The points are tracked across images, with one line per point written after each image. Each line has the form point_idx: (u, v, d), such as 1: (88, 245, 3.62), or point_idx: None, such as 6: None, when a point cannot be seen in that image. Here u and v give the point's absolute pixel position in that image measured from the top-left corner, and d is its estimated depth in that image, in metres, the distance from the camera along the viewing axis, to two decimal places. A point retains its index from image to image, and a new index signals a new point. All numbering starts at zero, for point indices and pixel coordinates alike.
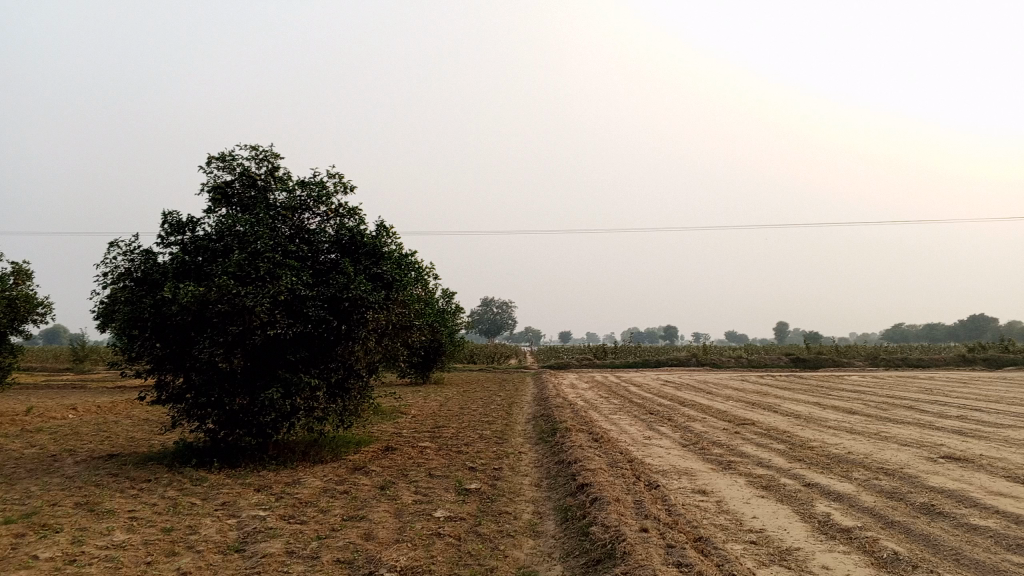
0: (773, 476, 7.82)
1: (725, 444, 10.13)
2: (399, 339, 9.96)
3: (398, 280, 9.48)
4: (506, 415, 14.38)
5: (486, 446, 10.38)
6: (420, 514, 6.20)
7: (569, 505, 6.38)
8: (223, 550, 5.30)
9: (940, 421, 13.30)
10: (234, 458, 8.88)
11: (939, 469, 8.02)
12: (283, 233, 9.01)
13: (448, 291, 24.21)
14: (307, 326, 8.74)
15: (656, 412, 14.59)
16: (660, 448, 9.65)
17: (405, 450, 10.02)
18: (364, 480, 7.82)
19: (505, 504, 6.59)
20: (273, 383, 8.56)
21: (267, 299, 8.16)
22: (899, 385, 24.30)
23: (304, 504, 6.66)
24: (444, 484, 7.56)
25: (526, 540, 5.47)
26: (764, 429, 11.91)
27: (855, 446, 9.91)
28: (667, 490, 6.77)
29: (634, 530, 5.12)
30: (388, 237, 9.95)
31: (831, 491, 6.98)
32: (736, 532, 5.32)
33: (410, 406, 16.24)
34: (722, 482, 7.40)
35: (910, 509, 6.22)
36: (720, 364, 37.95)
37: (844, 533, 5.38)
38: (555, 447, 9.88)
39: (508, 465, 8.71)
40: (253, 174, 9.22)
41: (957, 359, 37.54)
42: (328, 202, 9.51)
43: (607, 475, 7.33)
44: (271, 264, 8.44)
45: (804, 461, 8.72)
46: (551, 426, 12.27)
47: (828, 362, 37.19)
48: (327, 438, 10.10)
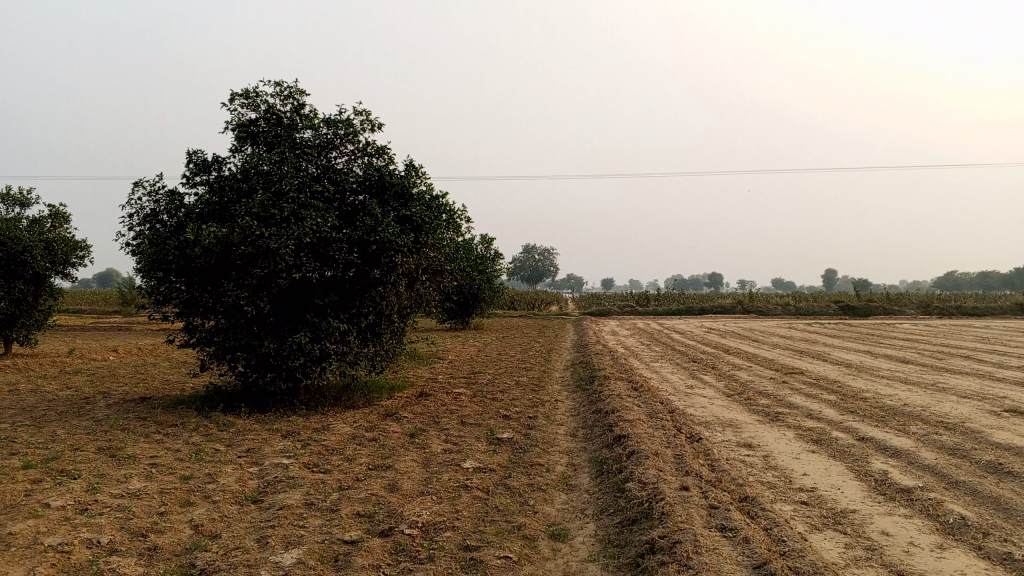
0: (824, 430, 7.37)
1: (772, 395, 9.68)
2: (429, 284, 9.63)
3: (429, 222, 9.09)
4: (545, 361, 14.08)
5: (522, 393, 10.05)
6: (448, 465, 5.89)
7: (606, 457, 6.02)
8: (240, 501, 5.07)
9: (1000, 372, 12.64)
10: (263, 402, 8.68)
11: (1004, 424, 7.49)
12: (309, 172, 8.65)
13: (487, 236, 23.87)
14: (335, 269, 8.43)
15: (699, 360, 14.15)
16: (703, 398, 9.24)
17: (438, 396, 9.76)
18: (393, 428, 7.55)
19: (537, 455, 6.26)
20: (301, 328, 8.29)
21: (292, 241, 7.83)
22: (952, 334, 23.48)
23: (329, 453, 6.41)
24: (476, 432, 7.26)
25: (558, 495, 5.13)
26: (813, 379, 11.42)
27: (910, 398, 9.38)
28: (710, 443, 6.38)
29: (674, 488, 4.73)
30: (418, 177, 9.54)
31: (887, 446, 6.52)
32: (785, 492, 4.90)
33: (447, 352, 16.04)
34: (769, 436, 6.97)
35: (976, 468, 5.74)
36: (765, 312, 37.19)
37: (904, 494, 4.93)
38: (593, 395, 9.54)
39: (544, 414, 8.38)
40: (279, 112, 8.82)
41: (1014, 307, 36.28)
42: (356, 140, 9.10)
43: (646, 426, 6.95)
44: (296, 204, 8.10)
45: (857, 414, 8.24)
46: (590, 373, 11.92)
47: (878, 310, 36.20)
48: (359, 383, 9.88)
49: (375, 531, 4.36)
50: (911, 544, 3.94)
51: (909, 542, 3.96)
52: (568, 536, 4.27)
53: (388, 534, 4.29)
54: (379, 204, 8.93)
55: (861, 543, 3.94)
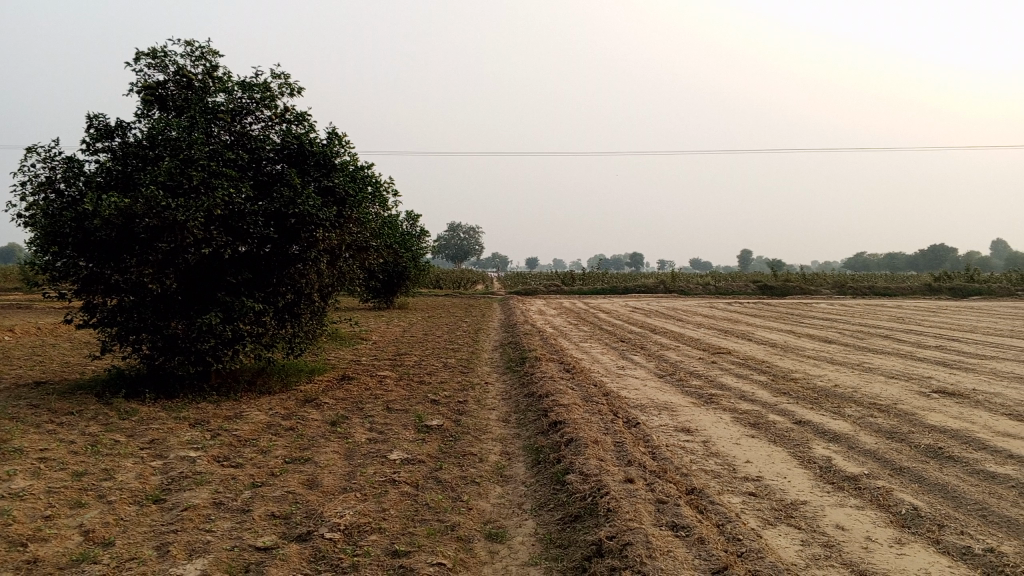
0: (760, 412, 7.22)
1: (704, 376, 9.54)
2: (352, 261, 9.12)
3: (352, 194, 8.58)
4: (473, 342, 13.72)
5: (450, 376, 9.66)
6: (372, 456, 5.47)
7: (541, 445, 5.70)
8: (139, 501, 4.55)
9: (920, 352, 12.89)
10: (171, 387, 8.02)
11: (935, 406, 7.49)
12: (221, 139, 8.01)
13: (413, 212, 23.29)
14: (249, 244, 7.85)
15: (627, 340, 13.99)
16: (636, 380, 9.03)
17: (362, 380, 9.30)
18: (313, 415, 7.06)
19: (469, 444, 5.89)
20: (212, 308, 7.68)
21: (201, 213, 7.23)
22: (868, 314, 24.10)
23: (242, 444, 5.90)
24: (403, 419, 6.84)
25: (493, 488, 4.77)
26: (741, 359, 11.37)
27: (839, 379, 9.38)
28: (648, 429, 6.12)
29: (618, 481, 4.43)
30: (340, 146, 9.00)
31: (826, 430, 6.40)
32: (732, 482, 4.67)
33: (370, 332, 15.52)
34: (706, 419, 6.76)
35: (916, 453, 5.64)
36: (687, 291, 37.65)
37: (851, 483, 4.76)
38: (524, 377, 9.22)
39: (473, 398, 8.02)
40: (188, 73, 8.14)
41: (923, 287, 37.65)
42: (273, 105, 8.49)
43: (582, 411, 6.65)
44: (207, 172, 7.48)
45: (791, 395, 8.15)
46: (520, 354, 11.62)
47: (795, 290, 37.05)
48: (277, 366, 9.32)
49: (292, 535, 3.92)
50: (868, 539, 3.73)
51: (867, 538, 3.75)
52: (507, 536, 3.92)
53: (307, 539, 3.86)
54: (298, 174, 8.37)
55: (818, 539, 3.71)
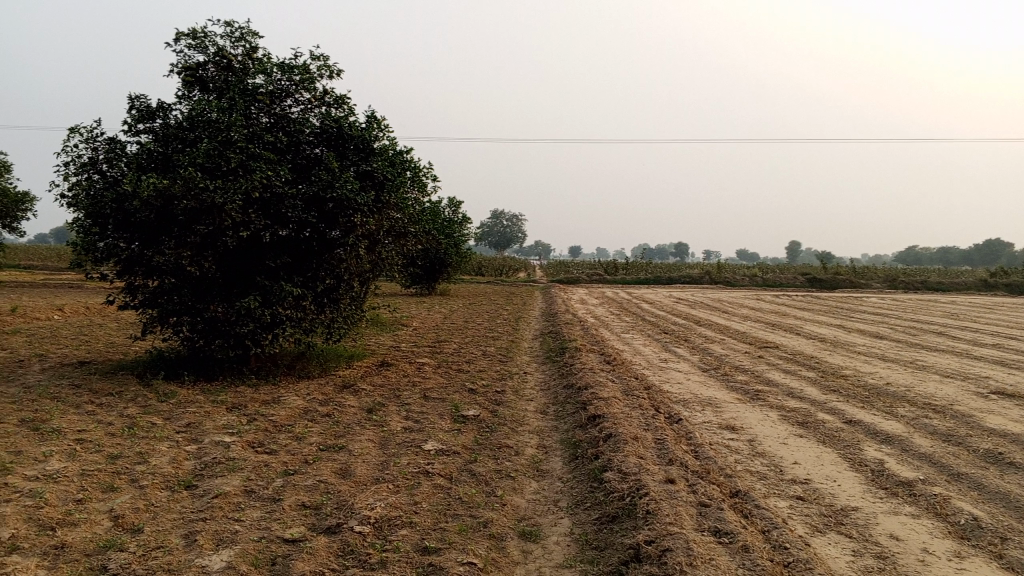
0: (808, 410, 6.96)
1: (749, 370, 9.29)
2: (392, 247, 9.06)
3: (391, 179, 8.52)
4: (513, 331, 13.59)
5: (489, 365, 9.54)
6: (407, 446, 5.38)
7: (580, 439, 5.54)
8: (171, 486, 4.51)
9: (976, 350, 12.43)
10: (210, 370, 8.03)
11: (994, 408, 7.16)
12: (261, 122, 7.98)
13: (456, 199, 23.22)
14: (287, 228, 7.82)
15: (671, 332, 13.74)
16: (678, 373, 8.82)
17: (401, 366, 9.24)
18: (350, 401, 7.00)
19: (506, 436, 5.76)
20: (251, 291, 7.66)
21: (239, 196, 7.20)
22: (920, 309, 23.42)
23: (277, 430, 5.85)
24: (439, 409, 6.73)
25: (529, 483, 4.64)
26: (788, 353, 11.07)
27: (891, 377, 9.05)
28: (691, 425, 5.92)
29: (658, 481, 4.26)
30: (380, 130, 8.93)
31: (877, 430, 6.13)
32: (778, 484, 4.47)
33: (411, 318, 15.49)
34: (752, 416, 6.55)
35: (975, 457, 5.36)
36: (732, 282, 37.05)
37: (905, 489, 4.52)
38: (564, 368, 9.07)
39: (512, 388, 7.88)
40: (229, 55, 8.12)
41: (978, 283, 36.52)
42: (313, 88, 8.43)
43: (623, 405, 6.48)
44: (245, 155, 7.44)
45: (840, 393, 7.86)
46: (560, 344, 11.46)
47: (844, 283, 36.21)
48: (316, 351, 9.30)
49: (321, 527, 3.83)
50: (925, 551, 3.51)
51: (923, 549, 3.53)
52: (541, 534, 3.78)
53: (336, 532, 3.76)
54: (337, 158, 8.32)
55: (870, 549, 3.50)
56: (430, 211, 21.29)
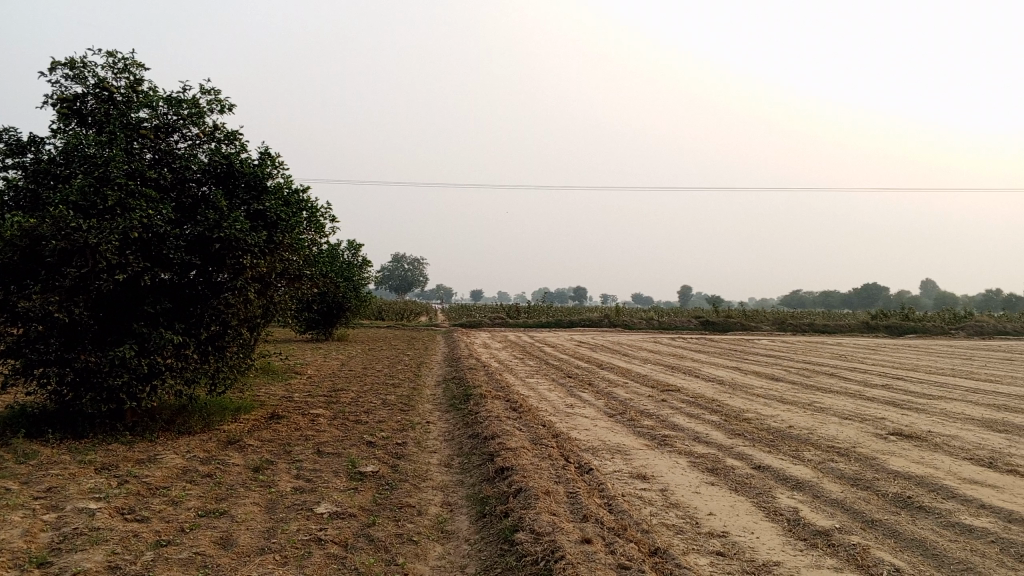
0: (717, 455, 6.84)
1: (655, 415, 9.17)
2: (283, 291, 8.61)
3: (284, 219, 8.09)
4: (414, 377, 13.16)
5: (389, 414, 9.09)
6: (297, 510, 4.90)
7: (487, 495, 5.20)
8: (19, 565, 3.91)
9: (867, 391, 12.79)
10: (78, 425, 7.27)
11: (894, 450, 7.23)
12: (143, 157, 7.42)
13: (355, 242, 22.70)
14: (169, 271, 7.26)
15: (574, 376, 13.57)
16: (585, 419, 8.61)
17: (293, 418, 8.69)
18: (235, 459, 6.44)
19: (408, 494, 5.36)
20: (126, 339, 7.01)
21: (116, 236, 6.61)
22: (810, 350, 24.19)
23: (151, 494, 5.26)
24: (334, 465, 6.27)
25: (433, 546, 4.26)
26: (691, 396, 11.06)
27: (793, 419, 9.11)
28: (602, 475, 5.67)
29: (573, 541, 3.96)
30: (273, 168, 8.49)
31: (787, 476, 6.05)
32: (696, 539, 4.25)
33: (307, 365, 14.84)
34: (662, 462, 6.36)
35: (885, 502, 5.30)
36: (631, 325, 37.61)
37: (823, 539, 4.38)
38: (468, 416, 8.73)
39: (413, 439, 7.48)
40: (109, 86, 7.54)
41: (861, 324, 38.27)
42: (202, 122, 7.92)
43: (531, 456, 6.19)
44: (124, 192, 6.87)
45: (746, 437, 7.81)
46: (463, 391, 11.11)
47: (736, 326, 37.22)
48: (199, 403, 8.65)
49: None
50: None
51: None
52: None
53: None
54: (227, 196, 7.83)
55: None
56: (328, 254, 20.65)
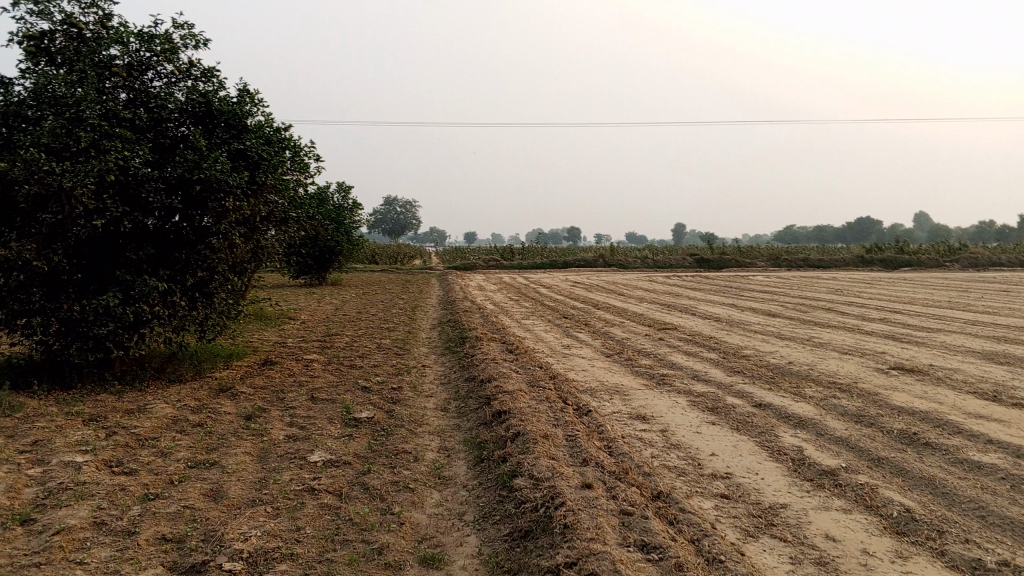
0: (717, 393, 6.73)
1: (652, 353, 9.05)
2: (268, 234, 8.41)
3: (266, 159, 7.88)
4: (408, 321, 13.01)
5: (384, 359, 8.96)
6: (289, 459, 4.78)
7: (484, 439, 5.08)
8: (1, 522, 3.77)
9: (865, 325, 12.71)
10: (65, 375, 7.11)
11: (896, 385, 7.12)
12: (117, 96, 7.13)
13: (344, 184, 22.35)
14: (149, 216, 7.03)
15: (570, 316, 13.44)
16: (582, 360, 8.48)
17: (286, 364, 8.56)
18: (227, 408, 6.31)
19: (403, 440, 5.24)
20: (110, 287, 6.82)
21: (92, 179, 6.36)
22: (806, 286, 24.08)
23: (139, 445, 5.12)
24: (328, 411, 6.14)
25: (430, 494, 4.14)
26: (688, 334, 10.95)
27: (792, 355, 9.00)
28: (601, 416, 5.55)
29: (574, 487, 3.84)
30: (252, 105, 8.22)
31: (790, 414, 5.94)
32: (700, 481, 4.13)
33: (300, 310, 14.67)
34: (662, 401, 6.24)
35: (891, 439, 5.20)
36: (626, 264, 37.48)
37: (830, 480, 4.27)
38: (464, 359, 8.60)
39: (409, 383, 7.36)
40: (77, 23, 7.22)
41: (857, 259, 38.15)
42: (176, 59, 7.62)
43: (528, 399, 6.06)
44: (98, 133, 6.60)
45: (745, 373, 7.70)
46: (459, 333, 10.98)
47: (731, 263, 37.10)
48: (189, 351, 8.49)
49: (184, 567, 3.22)
50: (865, 553, 3.21)
51: (863, 551, 3.24)
52: (446, 559, 3.30)
53: (201, 572, 3.17)
54: (206, 136, 7.59)
55: (808, 554, 3.18)
56: (314, 197, 20.34)
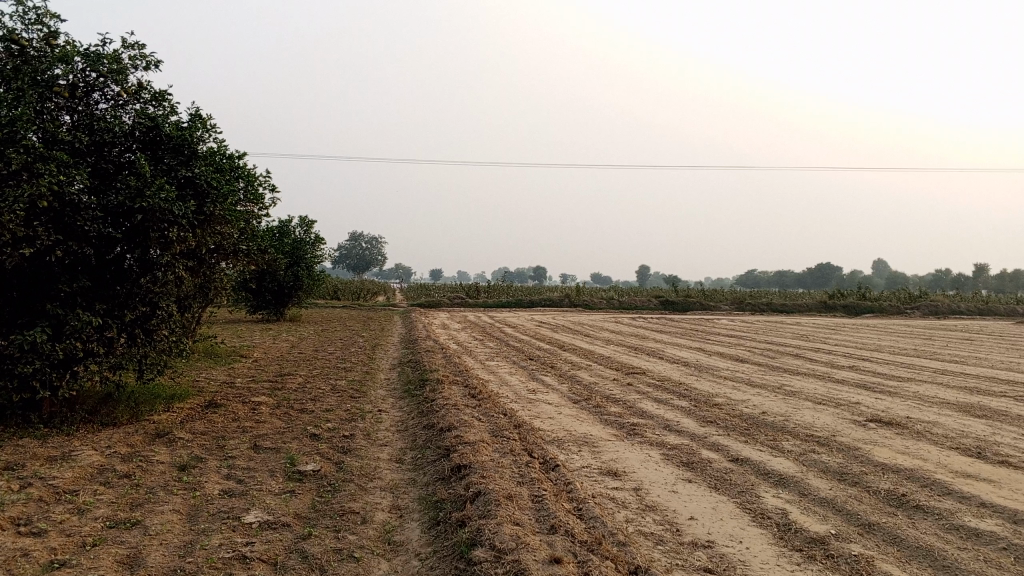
0: (690, 445, 6.34)
1: (621, 399, 8.66)
2: (215, 267, 8.04)
3: (215, 187, 7.43)
4: (367, 360, 12.50)
5: (338, 402, 8.44)
6: (222, 520, 4.27)
7: (441, 498, 4.63)
8: None
9: (835, 372, 12.49)
10: None
11: (876, 439, 6.80)
12: (58, 118, 6.66)
13: (306, 219, 21.87)
14: (85, 246, 6.52)
15: (535, 358, 13.03)
16: (548, 406, 8.06)
17: (232, 408, 8.02)
18: (160, 457, 5.76)
19: (351, 497, 4.75)
20: (39, 321, 6.26)
21: (23, 204, 5.84)
22: (771, 330, 23.97)
23: (54, 500, 4.57)
24: (271, 463, 5.63)
25: (379, 564, 3.67)
26: (657, 379, 10.59)
27: (765, 404, 8.67)
28: (569, 472, 5.12)
29: (541, 562, 3.40)
30: (205, 131, 7.79)
31: (769, 470, 5.56)
32: (680, 551, 3.72)
33: (253, 348, 14.06)
34: (634, 455, 5.81)
35: (879, 501, 4.84)
36: (592, 305, 37.26)
37: (820, 550, 3.89)
38: (423, 404, 8.13)
39: (362, 431, 6.87)
40: (19, 39, 6.77)
41: (819, 304, 38.28)
42: (125, 81, 7.18)
43: (491, 452, 5.61)
44: (33, 155, 6.11)
45: (719, 424, 7.34)
46: (419, 375, 10.50)
47: (696, 306, 37.02)
48: (127, 392, 7.91)
49: None
50: None
51: None
52: None
53: None
54: (152, 162, 7.13)
55: None
56: (262, 231, 19.83)
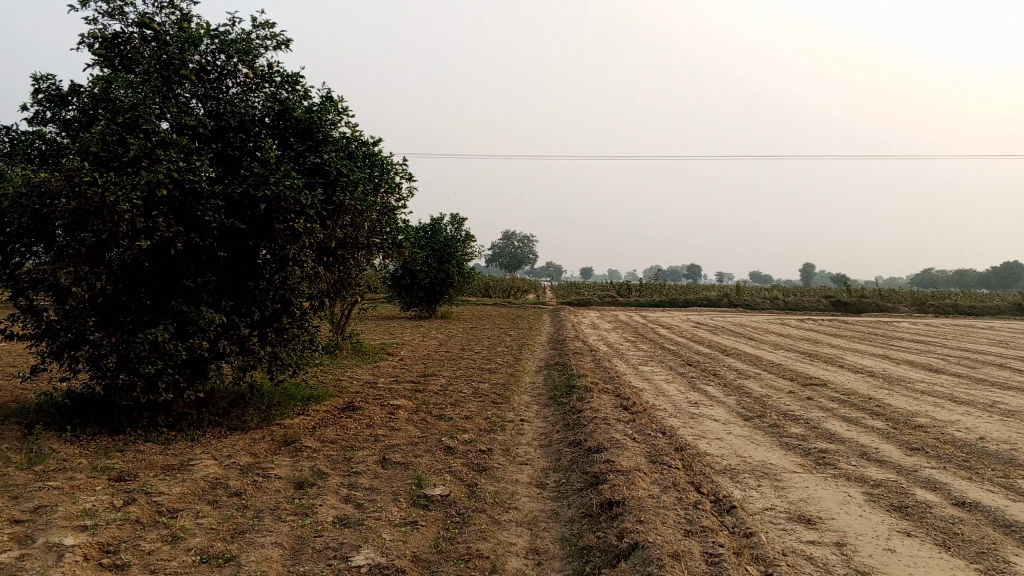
0: (897, 481, 5.13)
1: (799, 417, 7.46)
2: (350, 262, 7.54)
3: (346, 175, 6.93)
4: (514, 362, 11.82)
5: (478, 409, 7.72)
6: (326, 560, 3.58)
7: (587, 546, 3.75)
8: None
9: None
10: (114, 418, 6.23)
11: None
12: (187, 105, 6.35)
13: (457, 216, 21.60)
14: (210, 239, 6.12)
15: (695, 364, 11.88)
16: (714, 424, 6.99)
17: (368, 412, 7.49)
18: (278, 471, 5.22)
19: (481, 535, 3.95)
20: (163, 319, 5.90)
21: (140, 193, 5.46)
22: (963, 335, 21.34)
23: (152, 524, 4.05)
24: (396, 483, 4.94)
25: None
26: (839, 392, 9.20)
27: (981, 427, 7.18)
28: (748, 516, 4.12)
29: None
30: (337, 114, 7.31)
31: (1013, 522, 4.30)
32: None
33: (400, 347, 13.72)
34: (828, 495, 4.70)
35: None
36: (753, 305, 35.20)
37: None
38: (570, 415, 7.28)
39: (501, 445, 6.11)
40: (152, 24, 6.47)
41: (1014, 307, 34.34)
42: (255, 63, 6.77)
43: (649, 484, 4.67)
44: (155, 142, 5.78)
45: (929, 453, 6.02)
46: (567, 380, 9.66)
47: (870, 307, 34.15)
48: (261, 393, 7.55)
49: None
50: None
51: None
52: None
53: None
54: (281, 149, 6.70)
55: None
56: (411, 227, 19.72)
